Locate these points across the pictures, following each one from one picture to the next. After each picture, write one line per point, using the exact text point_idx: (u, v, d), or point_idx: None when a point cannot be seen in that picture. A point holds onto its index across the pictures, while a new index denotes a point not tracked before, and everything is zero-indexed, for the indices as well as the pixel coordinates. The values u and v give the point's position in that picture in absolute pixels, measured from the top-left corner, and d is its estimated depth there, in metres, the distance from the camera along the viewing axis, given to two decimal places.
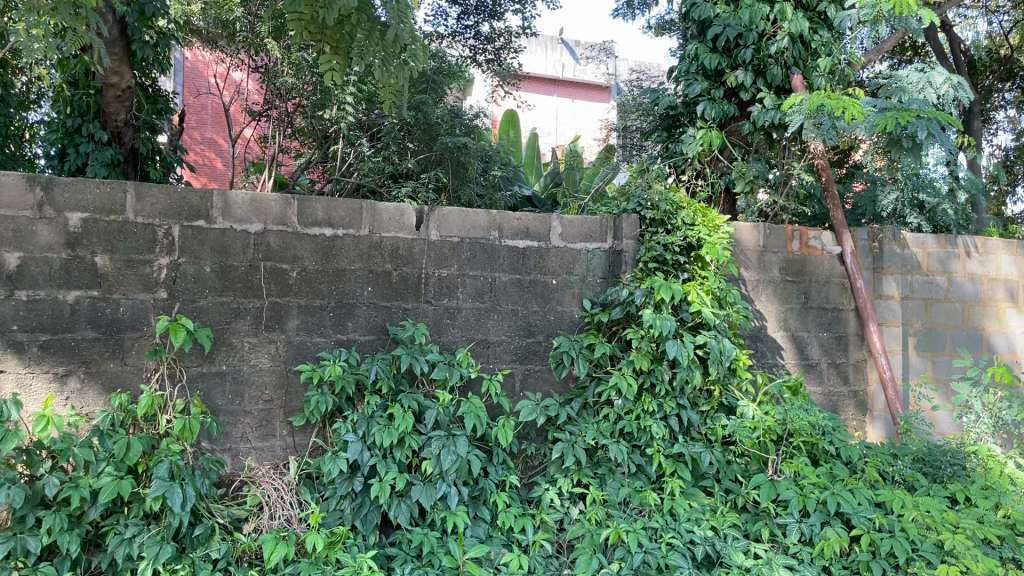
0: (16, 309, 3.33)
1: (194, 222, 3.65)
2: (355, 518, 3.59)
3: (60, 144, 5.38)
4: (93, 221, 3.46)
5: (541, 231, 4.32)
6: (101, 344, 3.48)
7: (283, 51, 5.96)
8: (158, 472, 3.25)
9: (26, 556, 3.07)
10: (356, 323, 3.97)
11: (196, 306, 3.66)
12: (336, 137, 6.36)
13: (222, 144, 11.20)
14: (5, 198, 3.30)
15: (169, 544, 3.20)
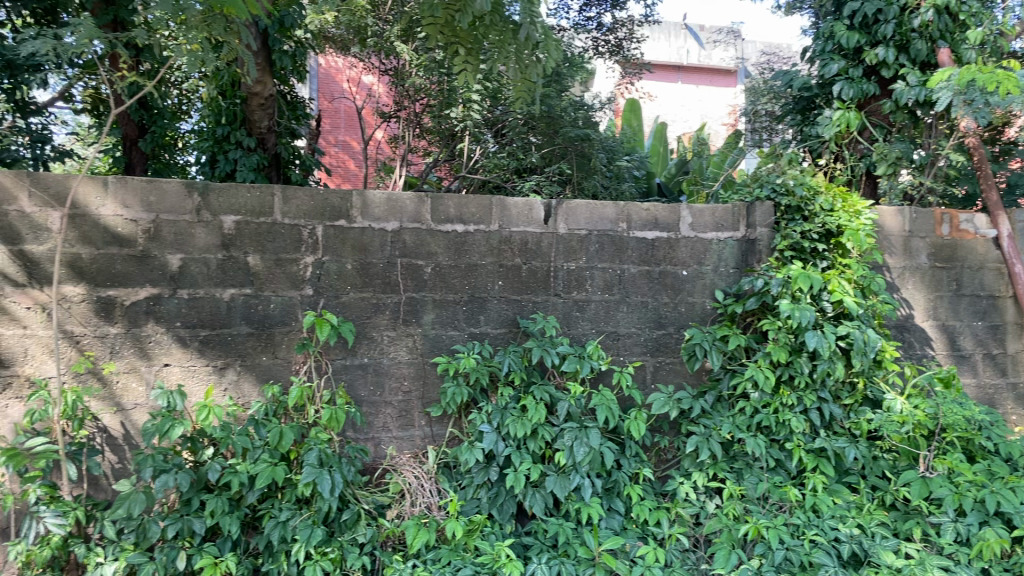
0: (179, 307, 3.59)
1: (335, 222, 3.82)
2: (492, 507, 3.68)
3: (210, 151, 5.77)
4: (245, 223, 3.68)
5: (670, 222, 4.27)
6: (254, 339, 3.71)
7: (412, 53, 6.06)
8: (308, 459, 3.43)
9: (193, 536, 3.31)
10: (488, 317, 4.05)
11: (339, 301, 3.84)
12: (463, 135, 6.47)
13: (356, 146, 11.58)
14: (168, 204, 3.57)
15: (319, 527, 3.38)
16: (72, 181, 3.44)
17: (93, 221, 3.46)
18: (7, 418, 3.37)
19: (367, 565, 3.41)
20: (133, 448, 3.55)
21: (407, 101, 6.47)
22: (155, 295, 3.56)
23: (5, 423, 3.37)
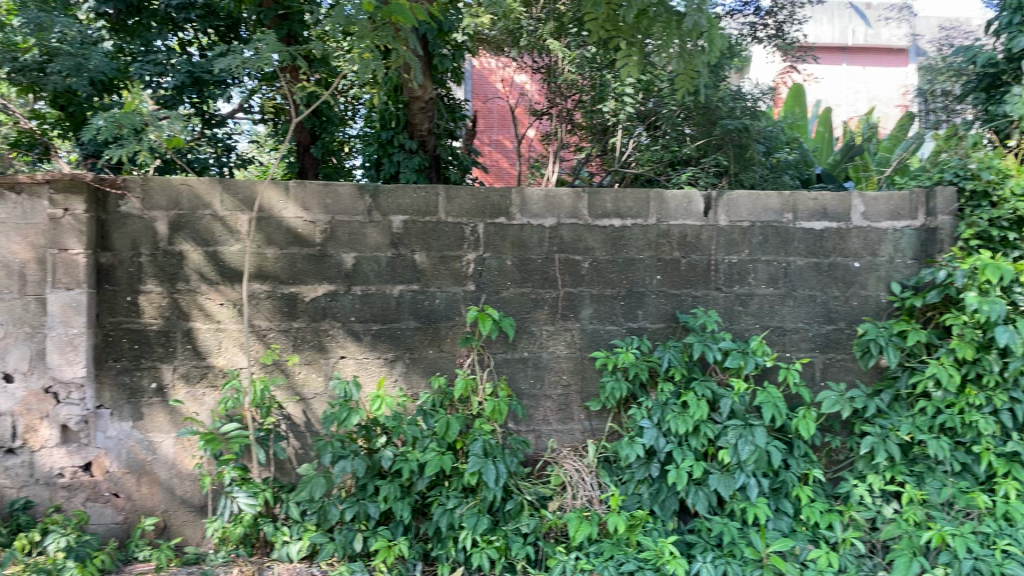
0: (353, 303, 3.80)
1: (496, 220, 3.90)
2: (654, 503, 3.65)
3: (376, 155, 6.08)
4: (412, 222, 3.84)
5: (840, 211, 4.06)
6: (421, 333, 3.86)
7: (564, 50, 6.18)
8: (473, 449, 3.54)
9: (368, 520, 3.49)
10: (647, 311, 4.01)
11: (500, 297, 3.93)
12: (615, 129, 6.34)
13: (509, 145, 11.75)
14: (342, 206, 3.78)
15: (485, 516, 3.48)
16: (257, 187, 3.72)
17: (276, 223, 3.73)
18: (204, 404, 3.67)
19: (531, 555, 3.47)
20: (313, 435, 3.79)
21: (558, 98, 6.50)
22: (331, 292, 3.78)
23: (202, 409, 3.67)
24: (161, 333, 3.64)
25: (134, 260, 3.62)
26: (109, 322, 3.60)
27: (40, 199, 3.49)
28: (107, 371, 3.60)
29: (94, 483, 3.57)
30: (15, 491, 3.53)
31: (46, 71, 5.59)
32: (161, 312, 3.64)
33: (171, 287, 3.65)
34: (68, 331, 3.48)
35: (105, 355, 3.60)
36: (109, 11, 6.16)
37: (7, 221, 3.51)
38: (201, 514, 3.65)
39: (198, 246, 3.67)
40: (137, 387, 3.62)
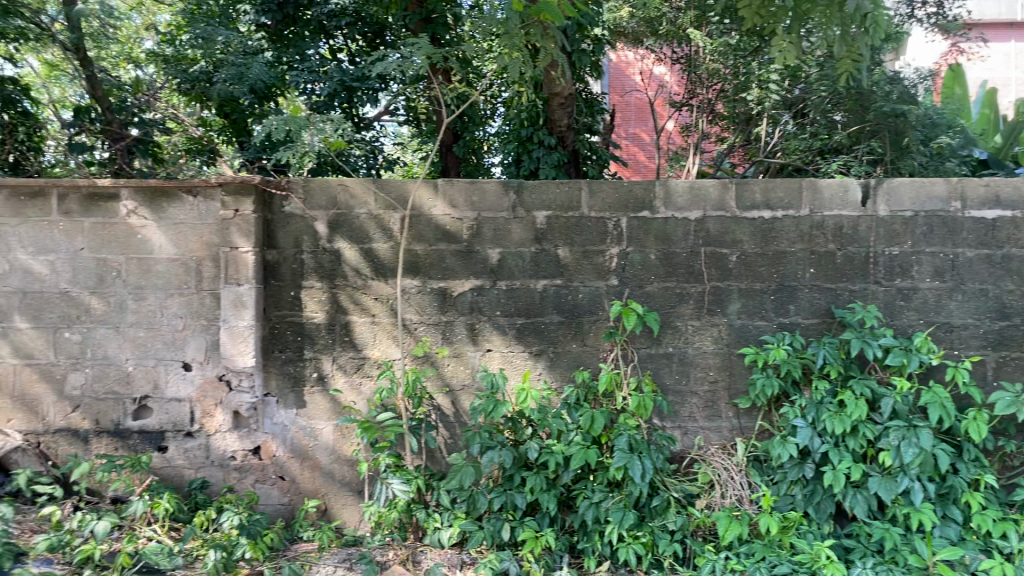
0: (498, 297, 3.87)
1: (640, 213, 3.88)
2: (808, 505, 3.53)
3: (516, 152, 6.06)
4: (555, 217, 3.87)
5: (1015, 198, 3.78)
6: (565, 327, 3.88)
7: (706, 39, 6.03)
8: (619, 444, 3.53)
9: (515, 510, 3.56)
10: (799, 306, 3.87)
11: (644, 292, 3.89)
12: (760, 118, 6.14)
13: (646, 138, 11.55)
14: (487, 203, 3.86)
15: (631, 511, 3.47)
16: (409, 186, 3.85)
17: (426, 221, 3.85)
18: (361, 394, 3.86)
19: (679, 553, 3.43)
20: (462, 425, 3.89)
21: (699, 88, 6.43)
22: (478, 287, 3.87)
23: (359, 398, 3.86)
24: (322, 326, 3.84)
25: (296, 257, 3.84)
26: (274, 316, 3.84)
27: (214, 201, 3.76)
28: (273, 361, 3.84)
29: (263, 465, 3.81)
30: (192, 472, 3.80)
31: (213, 80, 6.01)
32: (321, 306, 3.84)
33: (330, 282, 3.84)
34: (239, 324, 3.72)
35: (271, 347, 3.84)
36: (268, 21, 6.55)
37: (185, 221, 3.77)
38: (358, 499, 3.84)
39: (354, 243, 3.85)
40: (300, 377, 3.84)
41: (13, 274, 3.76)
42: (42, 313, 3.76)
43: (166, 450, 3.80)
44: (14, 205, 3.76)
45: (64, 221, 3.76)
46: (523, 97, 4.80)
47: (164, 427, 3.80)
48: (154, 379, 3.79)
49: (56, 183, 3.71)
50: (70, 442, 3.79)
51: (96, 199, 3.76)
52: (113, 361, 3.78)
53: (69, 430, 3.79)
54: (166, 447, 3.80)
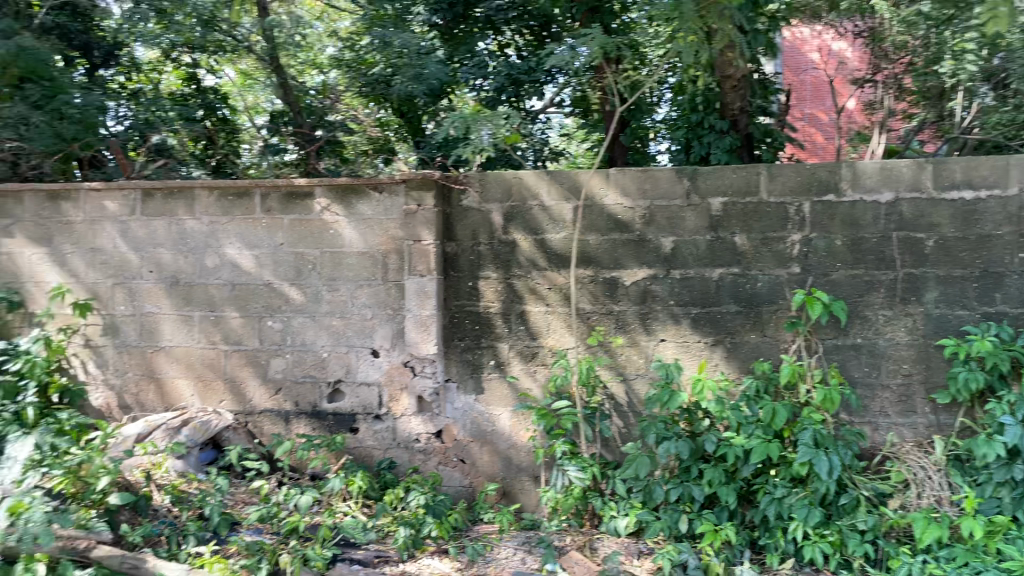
0: (672, 287, 3.81)
1: (823, 197, 3.70)
2: (1017, 509, 3.29)
3: (684, 139, 5.89)
4: (732, 204, 3.77)
5: None
6: (743, 317, 3.77)
7: (892, 11, 5.65)
8: (803, 438, 3.40)
9: (692, 502, 3.51)
10: (1006, 295, 3.58)
11: (828, 280, 3.71)
12: (955, 90, 5.71)
13: (824, 117, 11.01)
14: (661, 190, 3.81)
15: (817, 508, 3.33)
16: (581, 176, 3.87)
17: (599, 210, 3.86)
18: (536, 380, 3.93)
19: (870, 554, 3.26)
20: (636, 415, 3.86)
21: (884, 63, 6.00)
22: (652, 276, 3.83)
23: (534, 385, 3.93)
24: (498, 315, 3.95)
25: (474, 249, 3.97)
26: (454, 305, 3.99)
27: (397, 197, 3.95)
28: (453, 349, 3.99)
29: (445, 448, 3.98)
30: (381, 452, 4.03)
31: (392, 81, 6.28)
32: (498, 296, 3.95)
33: (506, 273, 3.94)
34: (423, 313, 3.91)
35: (451, 335, 3.99)
36: (439, 20, 6.72)
37: (372, 216, 3.99)
38: (536, 483, 3.92)
39: (529, 234, 3.92)
40: (478, 364, 3.97)
41: (223, 267, 4.11)
42: (248, 303, 4.10)
43: (358, 431, 4.05)
44: (223, 205, 4.10)
45: (266, 218, 4.07)
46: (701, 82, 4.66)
47: (356, 410, 4.04)
48: (346, 364, 4.04)
49: (259, 183, 4.02)
50: (274, 421, 4.11)
51: (294, 198, 4.04)
52: (310, 348, 4.07)
53: (273, 411, 4.11)
54: (357, 429, 4.05)
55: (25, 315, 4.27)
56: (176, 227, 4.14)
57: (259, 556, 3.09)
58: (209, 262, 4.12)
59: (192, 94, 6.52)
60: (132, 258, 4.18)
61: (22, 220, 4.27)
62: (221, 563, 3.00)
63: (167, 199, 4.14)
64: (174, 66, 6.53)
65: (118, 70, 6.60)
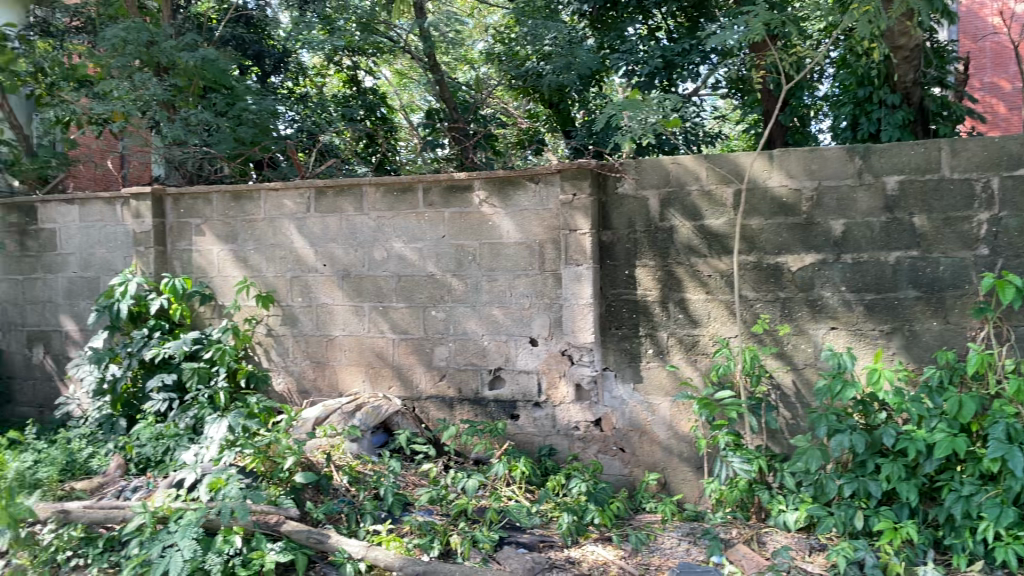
0: (844, 272, 3.63)
1: (1015, 172, 3.42)
2: None
3: (852, 114, 5.64)
4: (909, 182, 3.55)
5: None
6: (923, 303, 3.55)
7: None
8: (994, 433, 3.15)
9: (868, 498, 3.33)
10: None
11: (1022, 261, 3.43)
12: None
13: (1008, 86, 10.26)
14: (830, 170, 3.64)
15: (1011, 508, 3.08)
16: (742, 158, 3.75)
17: (762, 193, 3.73)
18: (698, 369, 3.85)
19: None
20: (805, 406, 3.71)
21: None
22: (821, 261, 3.66)
23: (696, 374, 3.86)
24: (657, 303, 3.91)
25: (630, 236, 3.94)
26: (610, 294, 3.98)
27: (553, 187, 3.98)
28: (610, 337, 3.98)
29: (604, 437, 3.99)
30: (541, 439, 4.09)
31: (543, 72, 6.31)
32: (656, 284, 3.91)
33: (664, 260, 3.89)
34: (580, 302, 3.92)
35: (609, 324, 3.98)
36: (589, 9, 6.71)
37: (529, 207, 4.04)
38: (699, 474, 3.86)
39: (687, 220, 3.85)
40: (636, 352, 3.94)
41: (390, 260, 4.30)
42: (413, 294, 4.27)
43: (518, 418, 4.13)
44: (389, 200, 4.28)
45: (428, 211, 4.22)
46: (875, 54, 4.38)
47: (516, 397, 4.12)
48: (506, 352, 4.12)
49: (422, 178, 4.17)
50: (439, 407, 4.26)
51: (454, 191, 4.17)
52: (472, 336, 4.18)
53: (437, 397, 4.26)
54: (518, 416, 4.13)
55: (215, 306, 4.63)
56: (345, 223, 4.37)
57: (431, 536, 3.23)
58: (377, 255, 4.32)
59: (353, 96, 6.84)
60: (307, 253, 4.45)
61: (210, 219, 4.61)
62: (397, 542, 3.15)
63: (337, 196, 4.36)
64: (338, 69, 6.91)
65: (287, 75, 7.09)
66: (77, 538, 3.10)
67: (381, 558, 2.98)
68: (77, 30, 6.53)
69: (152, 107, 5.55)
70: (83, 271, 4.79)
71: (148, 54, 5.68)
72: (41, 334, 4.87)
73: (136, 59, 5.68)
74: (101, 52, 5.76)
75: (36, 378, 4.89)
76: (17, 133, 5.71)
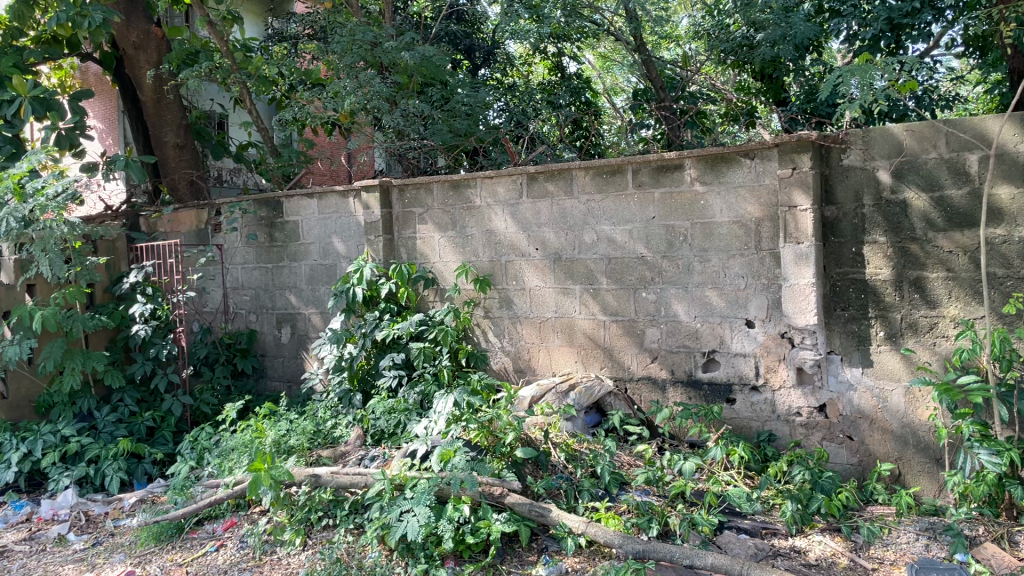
0: None
1: None
2: None
3: None
4: None
5: None
6: None
7: None
8: None
9: None
10: None
11: None
12: None
13: None
14: None
15: None
16: (989, 122, 3.40)
17: (1012, 160, 3.38)
18: (937, 353, 3.56)
19: None
20: None
21: None
22: None
23: (934, 358, 3.57)
24: (888, 282, 3.65)
25: (857, 212, 3.71)
26: (835, 273, 3.77)
27: (771, 162, 3.83)
28: (836, 319, 3.78)
29: (830, 423, 3.81)
30: (760, 424, 3.98)
31: (755, 42, 6.05)
32: (887, 263, 3.65)
33: (896, 236, 3.63)
34: (800, 281, 3.75)
35: (833, 305, 3.78)
36: None
37: (744, 184, 3.92)
38: (939, 466, 3.58)
39: (924, 192, 3.56)
40: (865, 335, 3.71)
41: (600, 242, 4.33)
42: (624, 276, 4.27)
43: (735, 402, 4.04)
44: (598, 182, 4.31)
45: (638, 192, 4.21)
46: None
47: (732, 380, 4.03)
48: (720, 335, 4.03)
49: (631, 160, 4.16)
50: (651, 389, 4.25)
51: (664, 171, 4.12)
52: (684, 318, 4.13)
53: (649, 379, 4.25)
54: (734, 399, 4.04)
55: (438, 290, 4.90)
56: (556, 207, 4.45)
57: (649, 516, 3.24)
58: (587, 238, 4.37)
59: (559, 83, 6.97)
60: (519, 238, 4.59)
61: (431, 209, 4.88)
62: (615, 519, 3.19)
63: (549, 181, 4.46)
64: (546, 58, 7.07)
65: (495, 68, 7.32)
66: (327, 500, 3.43)
67: (600, 534, 3.04)
68: (310, 37, 7.12)
69: (376, 105, 5.95)
70: (323, 259, 5.24)
71: (372, 55, 6.10)
72: (288, 317, 5.40)
73: (361, 59, 6.10)
74: (331, 55, 6.24)
75: (285, 355, 5.43)
76: (263, 135, 6.33)
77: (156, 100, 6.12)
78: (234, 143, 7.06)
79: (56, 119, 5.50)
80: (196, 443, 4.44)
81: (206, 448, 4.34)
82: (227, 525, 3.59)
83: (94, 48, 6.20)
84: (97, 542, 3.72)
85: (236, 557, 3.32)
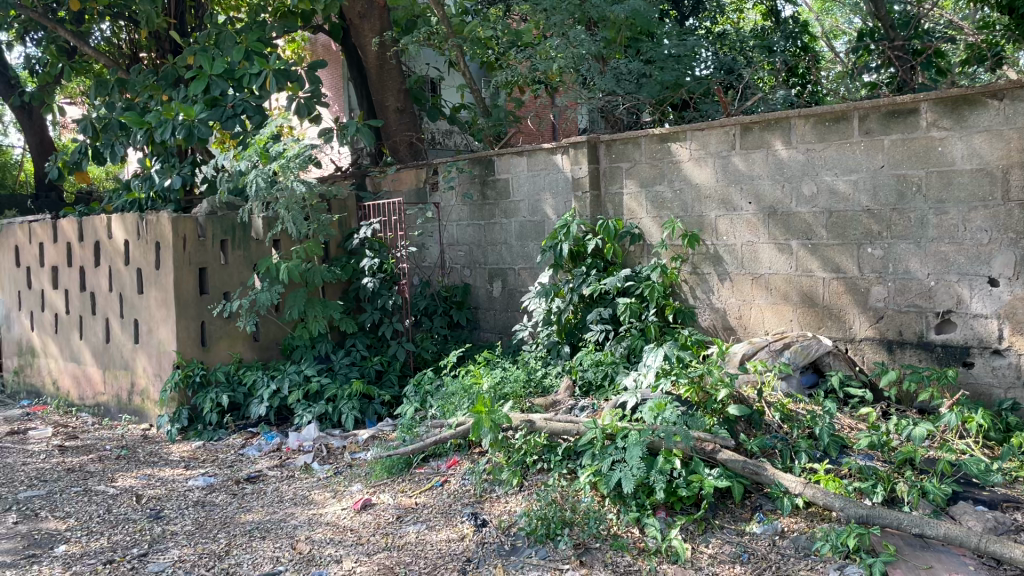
0: None
1: None
2: None
3: None
4: None
5: None
6: None
7: None
8: None
9: None
10: None
11: None
12: None
13: None
14: None
15: None
16: None
17: None
18: None
19: None
20: None
21: None
22: None
23: None
24: None
25: None
26: None
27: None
28: None
29: None
30: (1002, 391, 3.69)
31: None
32: None
33: None
34: None
35: None
36: None
37: (990, 128, 3.59)
38: None
39: None
40: None
41: (821, 194, 4.11)
42: (847, 231, 4.04)
43: (972, 366, 3.75)
44: (820, 131, 4.08)
45: (865, 140, 3.94)
46: None
47: (970, 343, 3.74)
48: (957, 293, 3.73)
49: (858, 105, 3.90)
50: (876, 350, 4.01)
51: (896, 116, 3.83)
52: (916, 275, 3.84)
53: (875, 339, 4.01)
54: (972, 363, 3.75)
55: (645, 246, 4.88)
56: (772, 158, 4.27)
57: (874, 482, 3.09)
58: (806, 190, 4.17)
59: (773, 29, 6.65)
60: (731, 192, 4.45)
61: (639, 163, 4.84)
62: (835, 482, 3.07)
63: (764, 131, 4.28)
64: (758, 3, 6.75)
65: (704, 16, 7.08)
66: (541, 444, 3.57)
67: (819, 496, 2.95)
68: None
69: (585, 62, 5.96)
70: (532, 216, 5.38)
71: (581, 10, 6.12)
72: (500, 271, 5.62)
73: (571, 16, 6.17)
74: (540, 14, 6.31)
75: (497, 308, 5.67)
76: (476, 97, 6.54)
77: (379, 66, 6.51)
78: (447, 106, 7.36)
79: (296, 88, 5.99)
80: (420, 387, 4.76)
81: (428, 392, 4.64)
82: (450, 463, 3.84)
83: (323, 20, 6.67)
84: (337, 471, 4.12)
85: (459, 492, 3.56)
